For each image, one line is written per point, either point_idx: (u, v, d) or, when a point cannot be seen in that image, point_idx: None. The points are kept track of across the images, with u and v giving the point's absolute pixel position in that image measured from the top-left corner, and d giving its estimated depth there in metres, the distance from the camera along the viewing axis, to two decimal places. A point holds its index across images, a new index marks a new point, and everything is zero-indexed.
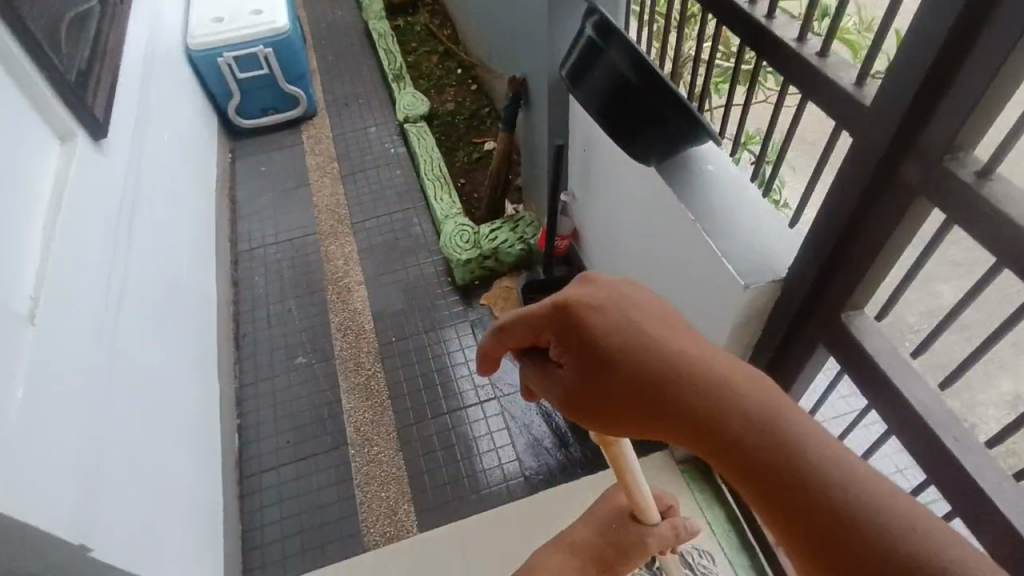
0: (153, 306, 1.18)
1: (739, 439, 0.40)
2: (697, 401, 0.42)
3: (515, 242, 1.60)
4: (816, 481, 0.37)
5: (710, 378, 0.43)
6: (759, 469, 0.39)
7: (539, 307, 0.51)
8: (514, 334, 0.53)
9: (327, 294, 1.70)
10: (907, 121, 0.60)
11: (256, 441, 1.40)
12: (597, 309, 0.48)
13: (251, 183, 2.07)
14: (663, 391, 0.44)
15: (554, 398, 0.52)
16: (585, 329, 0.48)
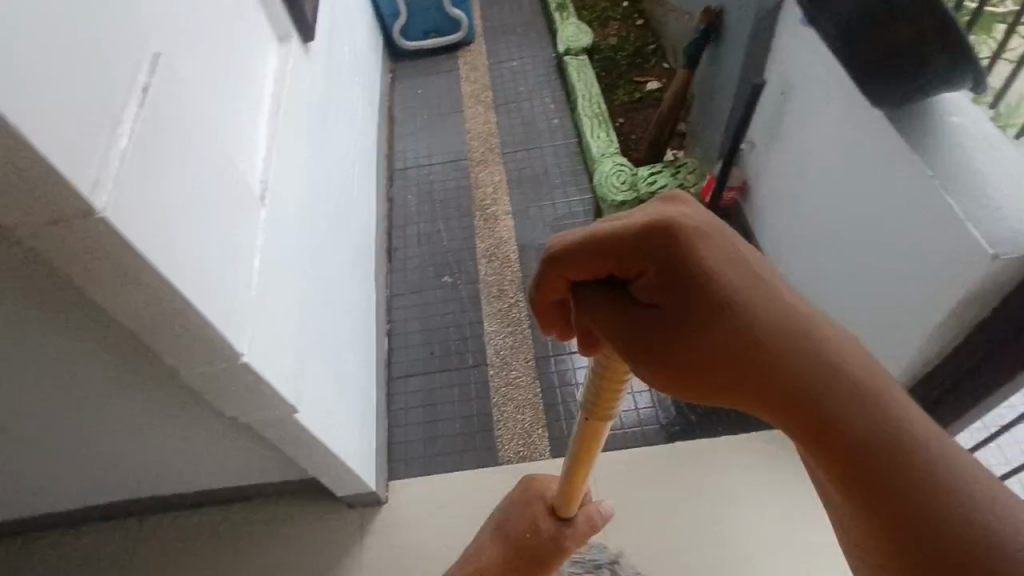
0: (336, 207, 1.26)
1: (814, 398, 0.41)
2: (775, 337, 0.43)
3: (675, 189, 1.53)
4: (884, 427, 0.38)
5: (797, 342, 0.42)
6: (828, 409, 0.40)
7: (621, 226, 0.48)
8: (588, 256, 0.50)
9: (475, 219, 1.73)
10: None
11: (403, 348, 1.49)
12: (686, 232, 0.47)
13: (408, 104, 2.12)
14: (748, 340, 0.43)
15: (607, 320, 0.50)
16: (666, 249, 0.46)
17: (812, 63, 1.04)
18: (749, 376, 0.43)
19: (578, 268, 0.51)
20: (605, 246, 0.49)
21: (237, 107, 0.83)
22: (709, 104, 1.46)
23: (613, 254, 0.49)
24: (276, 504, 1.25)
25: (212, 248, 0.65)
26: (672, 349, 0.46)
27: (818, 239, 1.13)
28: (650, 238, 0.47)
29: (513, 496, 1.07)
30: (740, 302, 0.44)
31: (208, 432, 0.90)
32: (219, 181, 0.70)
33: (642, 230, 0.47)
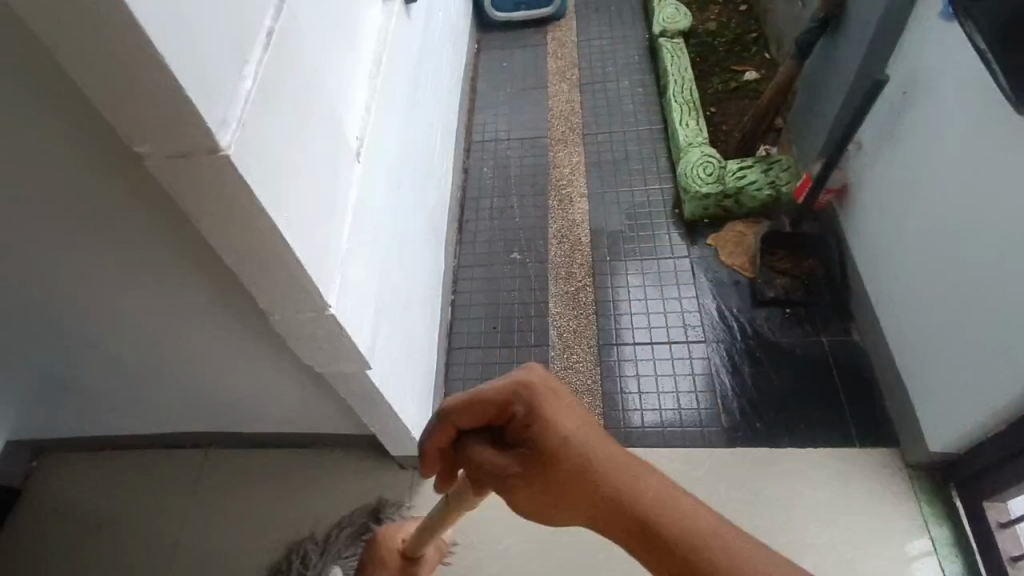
0: (419, 172, 1.26)
1: (640, 517, 0.52)
2: (603, 480, 0.55)
3: (764, 186, 1.46)
4: (695, 547, 0.50)
5: (625, 471, 0.55)
6: (653, 535, 0.52)
7: (494, 389, 0.63)
8: (476, 411, 0.63)
9: (549, 198, 1.70)
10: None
11: (466, 319, 1.49)
12: (542, 402, 0.61)
13: (492, 77, 2.10)
14: (588, 469, 0.56)
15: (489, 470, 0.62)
16: (533, 411, 0.60)
17: (950, 62, 0.95)
18: (580, 505, 0.56)
19: (464, 420, 0.64)
20: (482, 407, 0.63)
21: (343, 61, 0.83)
22: (815, 98, 1.37)
23: (489, 411, 0.63)
24: (332, 454, 1.29)
25: (315, 197, 0.65)
26: (529, 491, 0.59)
27: (929, 254, 1.05)
28: (512, 399, 0.62)
29: (370, 539, 1.10)
30: (582, 443, 0.57)
31: (282, 377, 0.93)
32: (325, 131, 0.70)
33: (506, 395, 0.62)
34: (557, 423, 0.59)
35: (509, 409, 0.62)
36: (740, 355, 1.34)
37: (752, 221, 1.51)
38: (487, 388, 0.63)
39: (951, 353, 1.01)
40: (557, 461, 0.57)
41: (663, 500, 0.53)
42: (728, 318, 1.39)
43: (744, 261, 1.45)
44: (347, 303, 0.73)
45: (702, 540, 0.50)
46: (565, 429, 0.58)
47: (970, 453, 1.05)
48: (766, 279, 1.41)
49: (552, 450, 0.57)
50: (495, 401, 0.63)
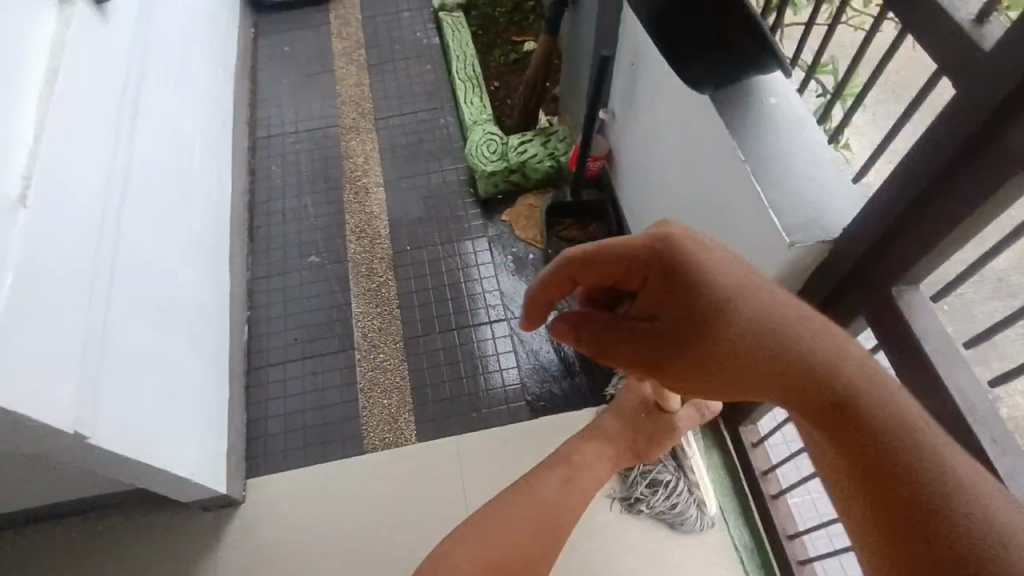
0: (162, 192, 1.13)
1: (826, 397, 0.47)
2: (782, 358, 0.49)
3: (545, 158, 1.51)
4: (888, 443, 0.44)
5: (800, 351, 0.49)
6: (850, 432, 0.45)
7: (625, 246, 0.55)
8: (600, 268, 0.57)
9: (344, 192, 1.64)
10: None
11: (265, 335, 1.41)
12: (695, 260, 0.52)
13: (273, 64, 1.94)
14: (754, 344, 0.50)
15: (620, 344, 0.56)
16: (682, 274, 0.52)
17: None
18: (733, 371, 0.51)
19: (583, 278, 0.60)
20: (606, 266, 0.57)
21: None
22: (574, 69, 1.42)
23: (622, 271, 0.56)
24: (123, 511, 1.17)
25: None
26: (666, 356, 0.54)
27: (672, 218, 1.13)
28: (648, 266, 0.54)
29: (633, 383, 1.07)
30: (738, 312, 0.51)
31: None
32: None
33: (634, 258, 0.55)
34: (722, 290, 0.51)
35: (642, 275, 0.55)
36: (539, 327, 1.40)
37: (541, 192, 1.57)
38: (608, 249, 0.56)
39: None
40: (718, 341, 0.51)
41: (864, 380, 0.47)
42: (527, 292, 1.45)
43: (536, 234, 1.51)
44: (20, 383, 0.64)
45: (892, 429, 0.44)
46: (729, 293, 0.51)
47: None
48: (556, 249, 1.47)
49: (704, 319, 0.51)
50: (617, 265, 0.56)
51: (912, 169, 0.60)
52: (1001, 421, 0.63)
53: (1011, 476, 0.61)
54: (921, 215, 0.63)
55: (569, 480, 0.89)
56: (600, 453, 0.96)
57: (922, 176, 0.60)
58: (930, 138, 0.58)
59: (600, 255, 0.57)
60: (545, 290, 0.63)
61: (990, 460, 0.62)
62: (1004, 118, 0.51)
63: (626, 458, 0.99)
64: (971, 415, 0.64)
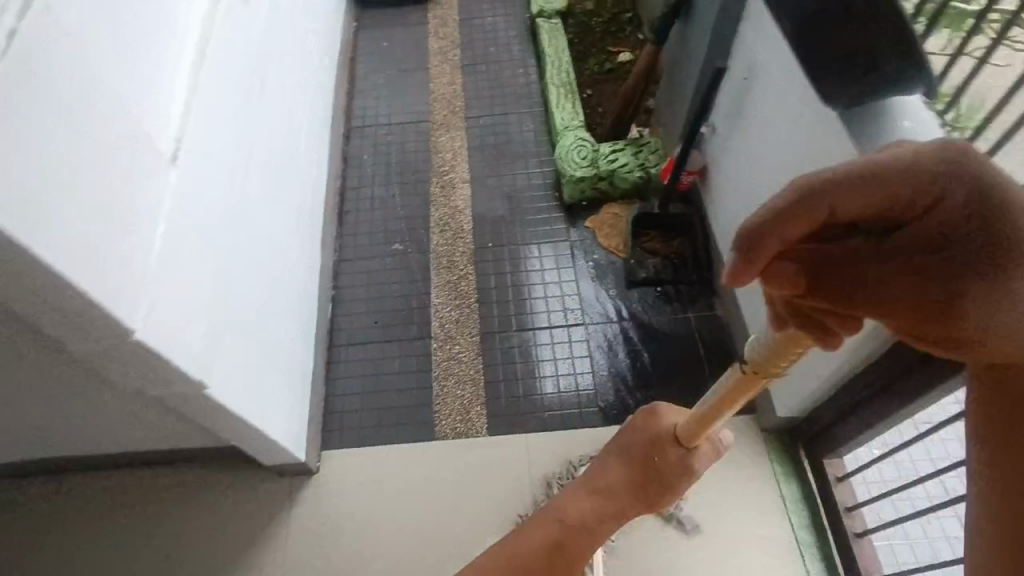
0: (276, 166, 1.19)
1: None
2: None
3: (635, 168, 1.51)
4: None
5: None
6: None
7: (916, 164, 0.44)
8: (882, 190, 0.44)
9: (431, 185, 1.67)
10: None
11: (348, 315, 1.45)
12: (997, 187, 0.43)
13: (371, 57, 2.01)
14: None
15: (902, 286, 0.43)
16: (990, 201, 0.42)
17: (775, 52, 1.00)
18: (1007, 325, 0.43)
19: (846, 203, 0.45)
20: (891, 188, 0.44)
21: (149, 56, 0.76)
22: (675, 81, 1.42)
23: (899, 201, 0.44)
24: (205, 468, 1.22)
25: (101, 217, 0.59)
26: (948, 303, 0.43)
27: None
28: (944, 195, 0.43)
29: (637, 422, 1.02)
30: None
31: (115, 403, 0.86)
32: (118, 140, 0.64)
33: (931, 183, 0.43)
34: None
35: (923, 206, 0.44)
36: (615, 335, 1.40)
37: (626, 202, 1.57)
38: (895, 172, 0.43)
39: None
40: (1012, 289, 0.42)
41: None
42: (605, 299, 1.45)
43: (619, 243, 1.51)
44: (165, 327, 0.68)
45: None
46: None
47: (811, 414, 1.14)
48: (639, 260, 1.47)
49: (1006, 259, 0.42)
50: (899, 194, 0.44)
51: None
52: None
53: None
54: None
55: (573, 539, 0.95)
56: (587, 509, 0.99)
57: None
58: None
59: (879, 173, 0.44)
60: (783, 223, 0.45)
61: None
62: None
63: (629, 512, 1.00)
64: None
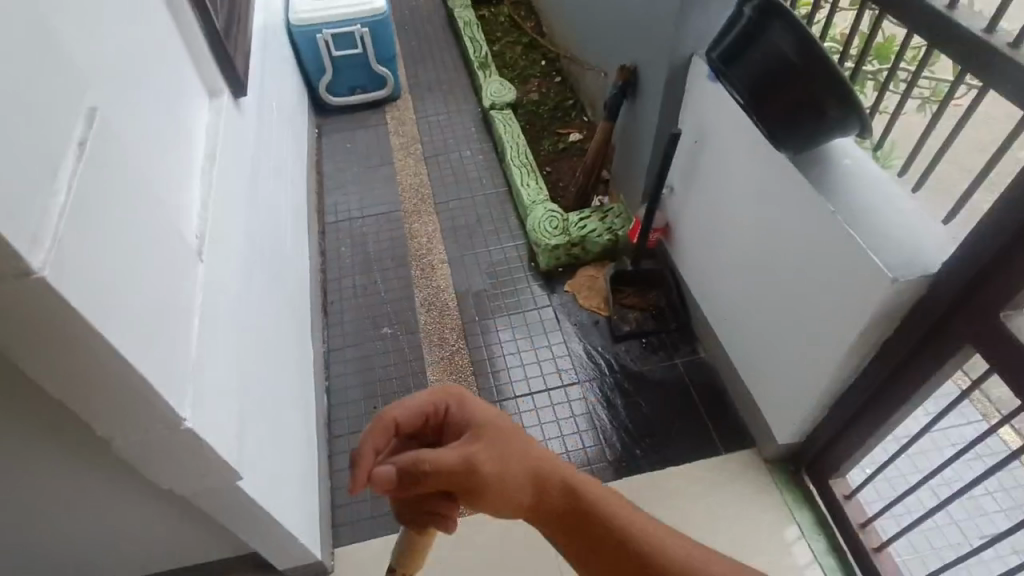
0: (269, 260, 1.22)
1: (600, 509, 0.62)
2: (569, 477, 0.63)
3: (603, 232, 1.62)
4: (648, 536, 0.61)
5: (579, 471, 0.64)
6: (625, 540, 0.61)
7: (427, 392, 0.66)
8: (424, 406, 0.65)
9: (411, 269, 1.73)
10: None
11: (344, 404, 1.44)
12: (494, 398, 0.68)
13: (337, 159, 2.12)
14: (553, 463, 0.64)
15: (455, 459, 0.58)
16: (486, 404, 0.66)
17: (720, 115, 1.15)
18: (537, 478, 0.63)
19: (404, 416, 0.64)
20: (425, 402, 0.65)
21: (172, 163, 0.81)
22: (629, 151, 1.57)
23: (425, 418, 0.65)
24: None
25: (152, 307, 0.61)
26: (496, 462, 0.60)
27: (740, 278, 1.21)
28: (445, 405, 0.66)
29: None
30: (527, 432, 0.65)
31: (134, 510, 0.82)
32: (159, 237, 0.68)
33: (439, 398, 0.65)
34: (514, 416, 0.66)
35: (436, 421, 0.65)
36: (611, 390, 1.44)
37: (600, 263, 1.67)
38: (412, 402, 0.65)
39: (772, 355, 1.16)
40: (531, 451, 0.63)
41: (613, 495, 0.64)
42: (595, 357, 1.51)
43: (600, 302, 1.59)
44: (204, 415, 0.68)
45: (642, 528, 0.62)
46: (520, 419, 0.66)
47: (809, 438, 1.19)
48: (620, 315, 1.55)
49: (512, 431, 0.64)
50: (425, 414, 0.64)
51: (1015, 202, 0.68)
52: None
53: None
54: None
55: None
56: None
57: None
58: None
59: (422, 396, 0.65)
60: (369, 441, 0.61)
61: None
62: None
63: None
64: None
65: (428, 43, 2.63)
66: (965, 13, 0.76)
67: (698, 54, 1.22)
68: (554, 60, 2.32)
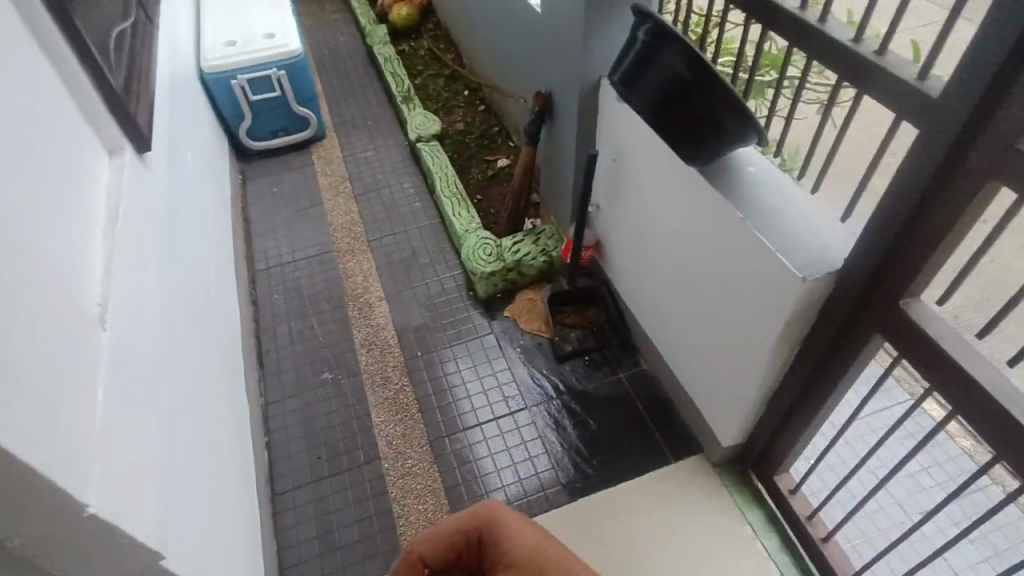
0: (191, 318, 1.17)
1: None
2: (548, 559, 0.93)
3: (538, 255, 1.64)
4: None
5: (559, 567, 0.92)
6: None
7: (444, 524, 1.02)
8: (439, 543, 1.00)
9: (348, 309, 1.69)
10: (986, 99, 0.62)
11: (286, 458, 1.38)
12: (493, 520, 1.00)
13: (263, 203, 2.06)
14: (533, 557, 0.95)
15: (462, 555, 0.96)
16: (485, 525, 1.01)
17: (633, 134, 1.19)
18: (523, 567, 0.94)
19: (429, 550, 0.99)
20: (440, 538, 1.01)
21: (65, 229, 0.77)
22: (554, 174, 1.60)
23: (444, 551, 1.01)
24: None
25: (40, 388, 0.57)
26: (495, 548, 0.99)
27: (669, 287, 1.25)
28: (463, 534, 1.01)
29: None
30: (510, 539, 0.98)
31: None
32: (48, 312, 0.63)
33: (466, 524, 1.00)
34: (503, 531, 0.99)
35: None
36: (559, 411, 1.44)
37: (538, 286, 1.68)
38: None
39: (708, 361, 1.19)
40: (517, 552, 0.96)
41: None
42: (541, 379, 1.51)
43: (540, 324, 1.60)
44: (113, 497, 0.63)
45: None
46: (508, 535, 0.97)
47: (751, 438, 1.22)
48: (562, 336, 1.56)
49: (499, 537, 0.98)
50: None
51: (899, 196, 0.73)
52: None
53: None
54: (912, 232, 0.74)
55: None
56: None
57: (907, 200, 0.72)
58: (910, 168, 0.71)
59: (434, 535, 1.00)
60: (404, 566, 1.00)
61: None
62: (967, 140, 0.65)
63: None
64: (1003, 400, 0.69)
65: (350, 80, 2.62)
66: (835, 24, 0.80)
67: (606, 76, 1.26)
68: (476, 89, 2.35)
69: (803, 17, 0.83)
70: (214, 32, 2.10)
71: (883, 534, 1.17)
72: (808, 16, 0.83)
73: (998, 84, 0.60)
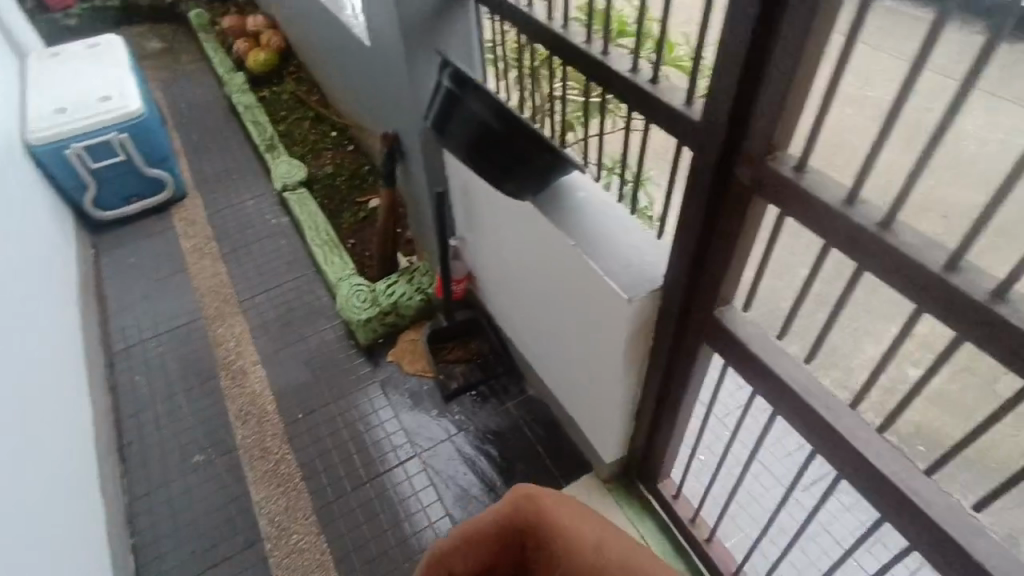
0: (7, 430, 1.05)
1: None
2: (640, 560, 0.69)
3: (413, 294, 1.60)
4: None
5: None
6: None
7: (494, 513, 0.75)
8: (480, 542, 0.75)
9: (220, 380, 1.59)
10: (733, 117, 0.65)
11: (157, 558, 1.26)
12: (556, 511, 0.74)
13: (120, 277, 1.91)
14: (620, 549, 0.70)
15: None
16: (546, 515, 0.74)
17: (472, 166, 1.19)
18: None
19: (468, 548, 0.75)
20: (477, 538, 0.75)
21: None
22: (417, 211, 1.58)
23: (487, 546, 0.76)
24: None
25: None
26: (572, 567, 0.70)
27: (534, 312, 1.26)
28: (519, 515, 0.75)
29: None
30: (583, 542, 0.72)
31: None
32: None
33: (519, 513, 0.75)
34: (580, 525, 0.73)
35: (525, 519, 0.75)
36: (450, 453, 1.41)
37: (419, 325, 1.65)
38: (483, 515, 0.76)
39: (579, 381, 1.20)
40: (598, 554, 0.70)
41: None
42: (430, 422, 1.47)
43: (424, 365, 1.57)
44: None
45: None
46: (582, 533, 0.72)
47: (632, 450, 1.24)
48: (447, 373, 1.53)
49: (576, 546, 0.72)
50: (498, 521, 0.75)
51: (692, 214, 0.76)
52: (827, 390, 0.73)
53: (849, 431, 0.69)
54: (710, 246, 0.77)
55: None
56: None
57: (698, 218, 0.75)
58: (695, 188, 0.74)
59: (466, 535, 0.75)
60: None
61: (831, 426, 0.70)
62: (730, 156, 0.68)
63: None
64: (807, 393, 0.73)
65: (211, 133, 2.49)
66: (615, 55, 0.82)
67: None
68: (343, 129, 2.29)
69: (586, 50, 0.84)
70: (41, 100, 1.94)
71: (755, 520, 1.19)
72: (590, 47, 0.84)
73: (740, 104, 0.64)
